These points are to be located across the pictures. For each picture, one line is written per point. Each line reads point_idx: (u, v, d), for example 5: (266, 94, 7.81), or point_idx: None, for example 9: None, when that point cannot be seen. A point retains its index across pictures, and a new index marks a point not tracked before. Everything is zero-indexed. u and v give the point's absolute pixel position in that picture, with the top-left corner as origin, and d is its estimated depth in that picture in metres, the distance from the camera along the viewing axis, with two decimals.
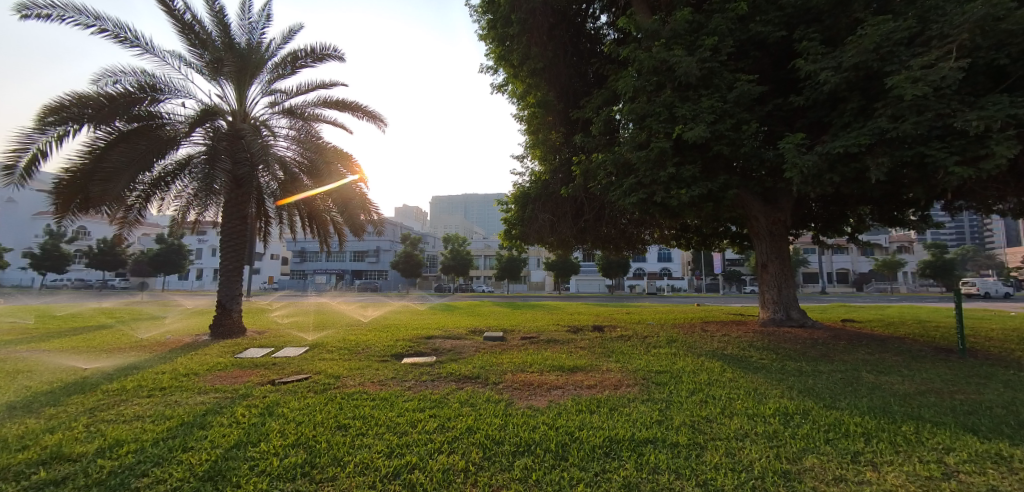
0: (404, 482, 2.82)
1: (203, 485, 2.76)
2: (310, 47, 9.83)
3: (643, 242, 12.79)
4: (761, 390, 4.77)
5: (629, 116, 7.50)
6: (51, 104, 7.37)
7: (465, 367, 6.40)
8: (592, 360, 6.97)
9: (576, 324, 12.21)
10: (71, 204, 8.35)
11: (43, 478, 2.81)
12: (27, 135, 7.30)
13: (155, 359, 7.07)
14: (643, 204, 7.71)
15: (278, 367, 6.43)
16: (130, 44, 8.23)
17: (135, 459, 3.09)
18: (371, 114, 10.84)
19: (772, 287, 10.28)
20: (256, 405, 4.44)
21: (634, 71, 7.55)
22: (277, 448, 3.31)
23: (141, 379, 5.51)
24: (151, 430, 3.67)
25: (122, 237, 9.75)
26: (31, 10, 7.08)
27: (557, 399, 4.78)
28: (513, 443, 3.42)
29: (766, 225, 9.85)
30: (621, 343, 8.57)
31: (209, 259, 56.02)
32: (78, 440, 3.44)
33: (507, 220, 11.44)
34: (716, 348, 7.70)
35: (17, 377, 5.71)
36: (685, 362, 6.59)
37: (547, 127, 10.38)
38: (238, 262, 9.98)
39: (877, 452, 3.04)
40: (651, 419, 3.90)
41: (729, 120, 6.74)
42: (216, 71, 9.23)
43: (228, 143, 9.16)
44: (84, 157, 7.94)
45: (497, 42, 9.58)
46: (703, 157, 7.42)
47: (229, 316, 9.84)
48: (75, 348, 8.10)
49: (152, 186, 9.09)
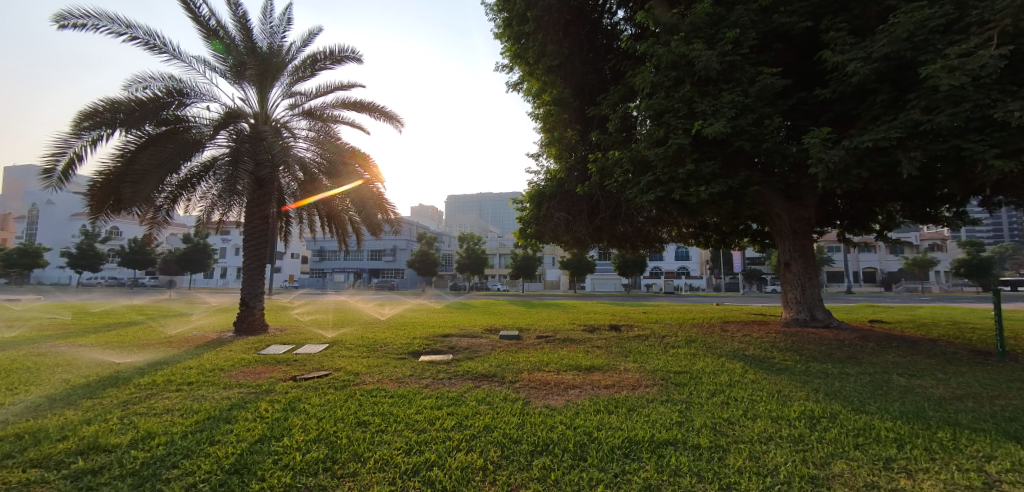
0: (423, 479, 2.84)
1: (229, 479, 2.83)
2: (328, 49, 9.98)
3: (660, 240, 12.65)
4: (785, 392, 4.66)
5: (646, 112, 7.39)
6: (85, 109, 7.68)
7: (482, 365, 6.41)
8: (609, 360, 6.90)
9: (593, 323, 12.09)
10: (105, 206, 8.68)
11: (81, 467, 2.93)
12: (64, 140, 7.62)
13: (183, 354, 7.29)
14: (662, 202, 7.60)
15: (298, 364, 6.56)
16: (159, 50, 8.49)
17: (165, 451, 3.20)
18: (387, 115, 10.97)
19: (795, 286, 10.02)
20: (279, 400, 4.54)
21: (651, 66, 7.44)
22: (300, 443, 3.38)
23: (169, 374, 5.69)
24: (180, 423, 3.79)
25: (151, 236, 10.04)
26: (68, 20, 7.37)
27: (574, 399, 4.75)
28: (531, 442, 3.41)
29: (789, 223, 9.58)
30: (639, 343, 8.46)
31: (232, 258, 57.67)
32: (112, 432, 3.57)
33: (523, 219, 11.41)
34: (737, 348, 7.52)
35: (56, 371, 5.96)
36: (705, 363, 6.48)
37: (563, 125, 10.16)
38: (260, 262, 10.20)
39: (912, 459, 2.93)
40: (672, 421, 3.84)
41: (750, 115, 6.60)
42: (239, 75, 9.46)
43: (250, 144, 9.36)
44: (116, 160, 8.23)
45: (513, 40, 9.58)
46: (723, 153, 7.29)
47: (252, 313, 10.06)
48: (109, 344, 8.42)
49: (179, 187, 9.35)
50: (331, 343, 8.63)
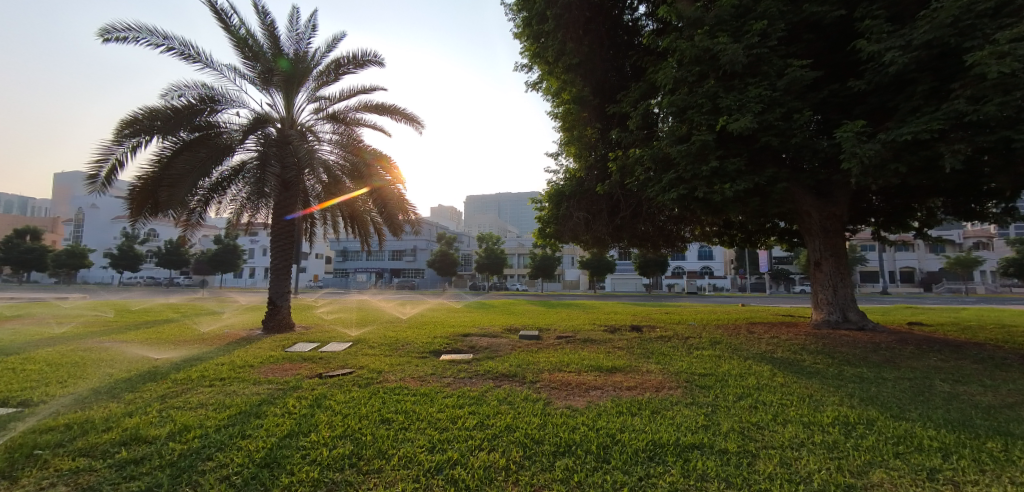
0: (446, 477, 2.86)
1: (260, 472, 2.92)
2: (352, 54, 10.18)
3: (683, 239, 12.41)
4: (816, 397, 4.50)
5: (668, 109, 7.26)
6: (126, 118, 8.07)
7: (502, 365, 6.42)
8: (631, 361, 6.82)
9: (614, 324, 11.96)
10: (143, 210, 9.10)
11: (125, 456, 3.07)
12: (107, 147, 8.04)
13: (215, 351, 7.56)
14: (685, 200, 7.46)
15: (323, 361, 6.73)
16: (193, 60, 8.83)
17: (201, 444, 3.32)
18: (409, 117, 11.11)
19: (826, 287, 9.67)
20: (306, 397, 4.66)
21: (674, 62, 7.31)
22: (327, 439, 3.45)
23: (203, 370, 5.91)
24: (214, 417, 3.93)
25: (185, 238, 10.44)
26: (112, 34, 7.74)
27: (596, 400, 4.71)
28: (553, 443, 3.40)
29: (819, 221, 9.26)
30: (662, 344, 8.34)
31: (261, 259, 59.55)
32: (152, 424, 3.73)
33: (542, 218, 11.38)
34: (765, 351, 7.31)
35: (101, 366, 6.27)
36: (731, 365, 6.32)
37: (582, 124, 10.07)
38: (287, 262, 10.48)
39: (959, 470, 2.79)
40: (697, 424, 3.76)
41: (778, 109, 6.41)
42: (266, 81, 9.76)
43: (277, 148, 9.61)
44: (153, 165, 8.60)
45: (533, 40, 9.56)
46: (749, 149, 7.12)
47: (279, 312, 10.34)
48: (147, 340, 8.81)
49: (211, 191, 9.70)
50: (355, 341, 8.78)
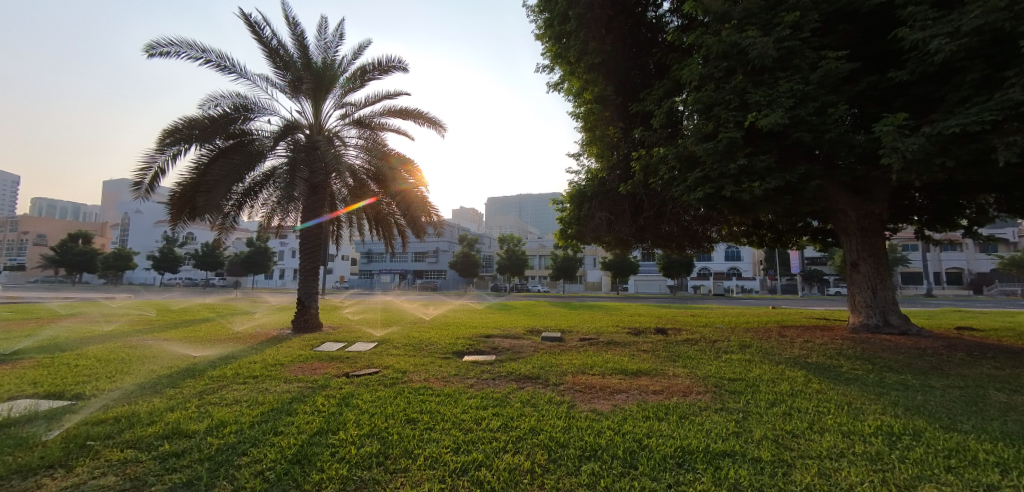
0: (472, 479, 2.87)
1: (292, 468, 3.00)
2: (377, 60, 10.39)
3: (709, 239, 12.12)
4: (856, 405, 4.30)
5: (694, 106, 7.11)
6: (167, 127, 8.47)
7: (525, 366, 6.41)
8: (657, 364, 6.69)
9: (638, 326, 11.77)
10: (182, 214, 9.52)
11: (167, 449, 3.22)
12: (150, 155, 8.47)
13: (248, 350, 7.81)
14: (712, 199, 7.28)
15: (350, 361, 6.86)
16: (229, 71, 9.19)
17: (236, 439, 3.44)
18: (431, 121, 11.26)
19: (864, 289, 9.24)
20: (334, 395, 4.77)
21: (700, 58, 7.14)
22: (355, 437, 3.52)
23: (237, 368, 6.13)
24: (248, 413, 4.07)
25: (221, 241, 10.86)
26: (155, 49, 8.14)
27: (621, 403, 4.64)
28: (578, 447, 3.36)
29: (856, 220, 8.86)
30: (688, 347, 8.15)
31: (290, 261, 61.44)
32: (191, 419, 3.89)
33: (563, 219, 11.31)
34: (798, 356, 7.05)
35: (145, 362, 6.59)
36: (762, 369, 6.11)
37: (605, 123, 9.97)
38: (314, 264, 10.76)
39: (1018, 487, 2.60)
40: (728, 431, 3.65)
41: (811, 103, 6.18)
42: (296, 89, 10.08)
43: (305, 153, 9.89)
44: (191, 171, 8.99)
45: (554, 40, 9.52)
46: (780, 146, 6.89)
47: (308, 312, 10.63)
48: (186, 339, 9.20)
49: (244, 195, 10.05)
50: (380, 341, 8.94)
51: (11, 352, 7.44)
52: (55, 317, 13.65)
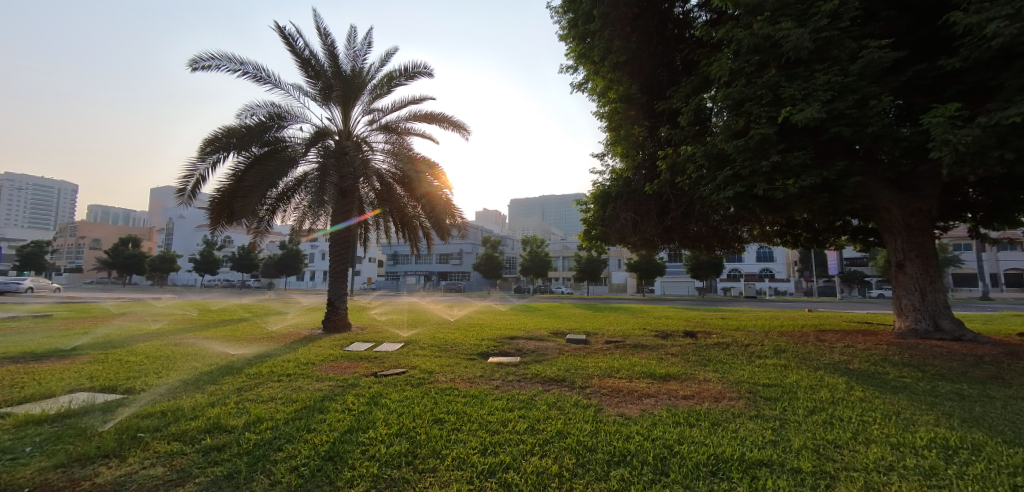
0: (500, 481, 2.86)
1: (325, 464, 3.07)
2: (403, 66, 10.59)
3: (740, 240, 11.75)
4: (906, 416, 4.05)
5: (724, 102, 6.90)
6: (208, 137, 8.90)
7: (550, 369, 6.36)
8: (687, 368, 6.51)
9: (667, 329, 11.50)
10: (221, 219, 9.95)
11: (209, 443, 3.35)
12: (192, 163, 8.92)
13: (282, 349, 8.07)
14: (743, 198, 7.06)
15: (378, 361, 6.98)
16: (265, 81, 9.56)
17: (272, 435, 3.55)
18: (456, 124, 11.37)
19: (912, 291, 8.73)
20: (363, 394, 4.87)
21: (730, 52, 6.93)
22: (384, 436, 3.57)
23: (272, 366, 6.34)
24: (283, 410, 4.21)
25: (256, 244, 11.27)
26: (198, 63, 8.55)
27: (649, 408, 4.54)
28: (607, 452, 3.30)
29: (901, 218, 8.40)
30: (720, 351, 7.90)
31: (321, 263, 63.25)
32: (231, 414, 4.05)
33: (588, 220, 11.20)
34: (838, 361, 6.72)
35: (188, 360, 6.90)
36: (800, 375, 5.87)
37: (630, 122, 9.82)
38: (343, 266, 11.03)
39: None
40: (765, 439, 3.51)
41: (851, 96, 5.91)
42: (326, 97, 10.38)
43: (335, 159, 10.17)
44: (229, 178, 9.39)
45: (579, 40, 9.45)
46: (816, 141, 6.62)
47: (338, 312, 10.91)
48: (225, 337, 9.59)
49: (277, 200, 10.41)
50: (407, 342, 9.07)
51: (71, 348, 7.96)
52: (107, 316, 14.54)
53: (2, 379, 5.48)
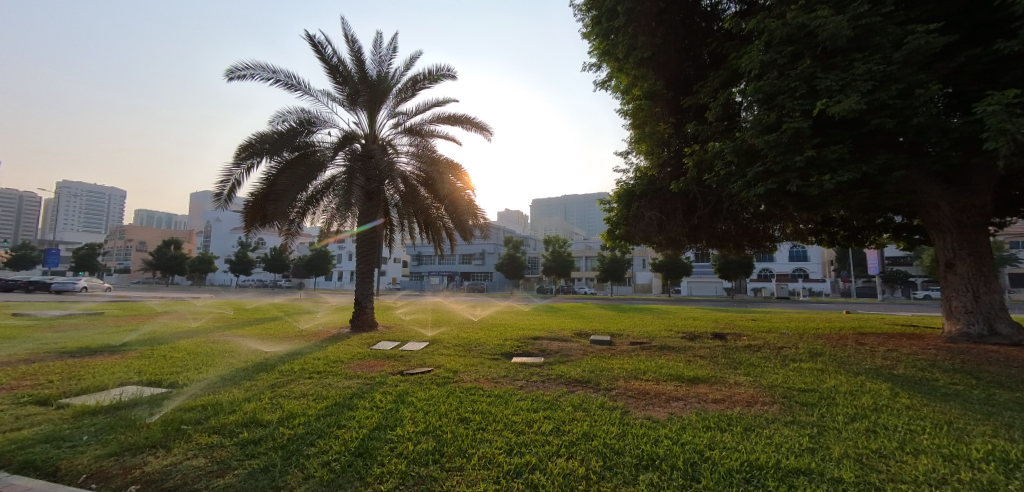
0: (526, 481, 2.85)
1: (356, 460, 3.13)
2: (427, 70, 10.72)
3: (771, 239, 11.36)
4: (959, 425, 3.81)
5: (754, 96, 6.68)
6: (243, 143, 9.26)
7: (575, 370, 6.31)
8: (716, 371, 6.34)
9: (695, 330, 11.22)
10: (254, 222, 10.31)
11: (246, 436, 3.47)
12: (229, 169, 9.30)
13: (313, 347, 8.30)
14: (775, 195, 6.82)
15: (403, 359, 7.09)
16: (296, 89, 9.85)
17: (305, 430, 3.65)
18: (479, 126, 11.43)
19: (963, 292, 8.22)
20: (390, 392, 4.95)
21: (761, 44, 6.69)
22: (411, 434, 3.62)
23: (304, 363, 6.54)
24: (314, 406, 4.32)
25: (287, 245, 11.64)
26: (234, 73, 8.90)
27: (678, 411, 4.43)
28: (635, 455, 3.24)
29: (951, 214, 7.92)
30: (751, 354, 7.65)
31: (348, 263, 64.80)
32: (266, 409, 4.19)
33: (611, 219, 11.06)
34: (880, 366, 6.39)
35: (226, 356, 7.18)
36: (839, 380, 5.61)
37: (655, 119, 9.63)
38: (370, 266, 11.24)
39: None
40: (802, 446, 3.37)
41: (894, 85, 5.61)
42: (354, 102, 10.62)
43: (361, 162, 10.43)
44: (262, 182, 9.72)
45: (602, 37, 9.32)
46: (855, 134, 6.32)
47: (365, 312, 11.13)
48: (259, 335, 9.95)
49: (307, 203, 10.72)
50: (432, 341, 9.17)
51: (120, 344, 8.43)
52: (152, 314, 15.33)
53: (60, 372, 5.85)
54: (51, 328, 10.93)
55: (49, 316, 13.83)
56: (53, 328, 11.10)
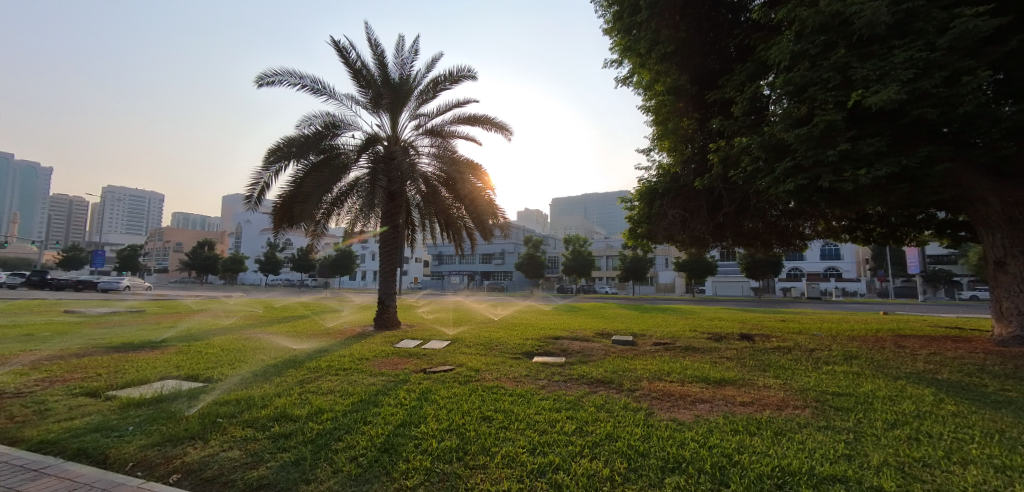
0: (550, 481, 2.84)
1: (381, 455, 3.18)
2: (448, 71, 10.80)
3: (802, 236, 10.98)
4: (1011, 435, 3.58)
5: (784, 89, 6.47)
6: (272, 147, 9.56)
7: (597, 370, 6.25)
8: (744, 373, 6.17)
9: (720, 331, 10.95)
10: (282, 223, 10.62)
11: (278, 430, 3.58)
12: (258, 172, 9.61)
13: (338, 344, 8.49)
14: (806, 191, 6.60)
15: (426, 358, 7.17)
16: (321, 93, 10.09)
17: (333, 425, 3.73)
18: (499, 125, 11.44)
19: (1015, 293, 7.75)
20: (414, 389, 5.02)
21: (791, 34, 6.47)
22: (435, 431, 3.66)
23: (330, 360, 6.69)
24: (341, 402, 4.42)
25: (313, 246, 11.93)
26: (264, 79, 9.18)
27: (704, 414, 4.33)
28: (660, 458, 3.18)
29: (1000, 209, 7.48)
30: (781, 356, 7.41)
31: (371, 263, 66.02)
32: (295, 404, 4.31)
33: (633, 218, 10.92)
34: (922, 371, 6.09)
35: (256, 353, 7.42)
36: (877, 385, 5.37)
37: (679, 115, 9.44)
38: (392, 266, 11.42)
39: None
40: (838, 453, 3.24)
41: (938, 73, 5.33)
42: (377, 105, 10.80)
43: (384, 164, 10.60)
44: (290, 184, 10.00)
45: (624, 33, 9.19)
46: (894, 126, 6.04)
47: (388, 311, 11.27)
48: (288, 333, 10.24)
49: (332, 205, 10.97)
50: (454, 340, 9.25)
51: (160, 340, 8.83)
52: (187, 312, 15.97)
53: (107, 365, 6.18)
54: (98, 324, 11.55)
55: (96, 313, 14.63)
56: (99, 324, 11.72)
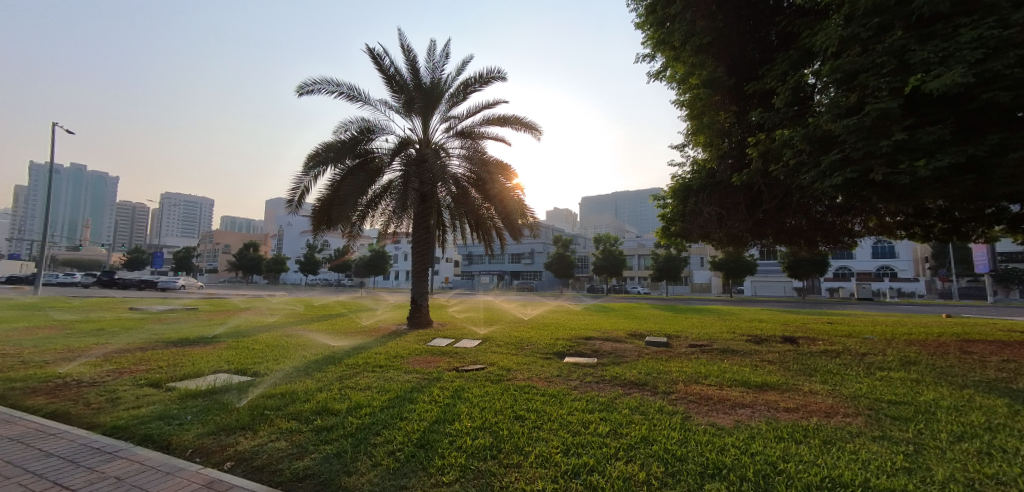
0: (585, 482, 2.81)
1: (418, 451, 3.24)
2: (478, 73, 10.90)
3: (850, 234, 10.37)
4: None
5: (832, 77, 6.14)
6: (311, 153, 9.96)
7: (629, 371, 6.14)
8: (788, 378, 5.89)
9: (762, 334, 10.50)
10: (321, 226, 11.03)
11: (320, 424, 3.72)
12: (298, 177, 10.03)
13: (375, 342, 8.72)
14: (856, 185, 6.24)
15: (458, 356, 7.26)
16: (357, 99, 10.41)
17: (370, 421, 3.84)
18: (529, 125, 11.44)
19: None
20: (447, 387, 5.09)
21: (840, 18, 6.13)
22: (469, 429, 3.70)
23: (367, 357, 6.89)
24: (378, 398, 4.54)
25: (350, 247, 12.32)
26: (304, 88, 9.57)
27: (746, 419, 4.17)
28: (699, 463, 3.09)
29: None
30: (829, 360, 7.02)
31: (405, 263, 67.46)
32: (335, 399, 4.46)
33: (667, 216, 10.64)
34: (992, 379, 5.61)
35: (298, 349, 7.74)
36: (939, 393, 5.00)
37: (715, 109, 9.13)
38: (424, 266, 11.61)
39: None
40: (896, 465, 3.03)
41: (1012, 52, 4.91)
42: (409, 109, 11.04)
43: (416, 166, 10.81)
44: (328, 188, 10.38)
45: (657, 26, 8.99)
46: (958, 112, 5.62)
47: (420, 310, 11.45)
48: (327, 330, 10.62)
49: (367, 207, 11.30)
50: (485, 339, 9.32)
51: (211, 336, 9.37)
52: (235, 310, 16.85)
53: (166, 359, 6.61)
54: (157, 320, 12.39)
55: (155, 310, 15.70)
56: (158, 321, 12.56)
